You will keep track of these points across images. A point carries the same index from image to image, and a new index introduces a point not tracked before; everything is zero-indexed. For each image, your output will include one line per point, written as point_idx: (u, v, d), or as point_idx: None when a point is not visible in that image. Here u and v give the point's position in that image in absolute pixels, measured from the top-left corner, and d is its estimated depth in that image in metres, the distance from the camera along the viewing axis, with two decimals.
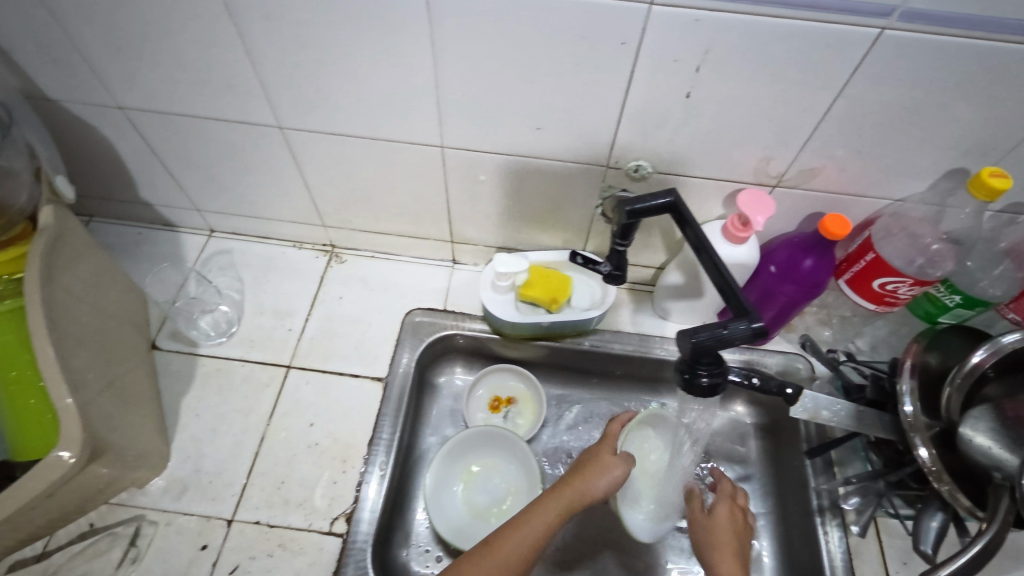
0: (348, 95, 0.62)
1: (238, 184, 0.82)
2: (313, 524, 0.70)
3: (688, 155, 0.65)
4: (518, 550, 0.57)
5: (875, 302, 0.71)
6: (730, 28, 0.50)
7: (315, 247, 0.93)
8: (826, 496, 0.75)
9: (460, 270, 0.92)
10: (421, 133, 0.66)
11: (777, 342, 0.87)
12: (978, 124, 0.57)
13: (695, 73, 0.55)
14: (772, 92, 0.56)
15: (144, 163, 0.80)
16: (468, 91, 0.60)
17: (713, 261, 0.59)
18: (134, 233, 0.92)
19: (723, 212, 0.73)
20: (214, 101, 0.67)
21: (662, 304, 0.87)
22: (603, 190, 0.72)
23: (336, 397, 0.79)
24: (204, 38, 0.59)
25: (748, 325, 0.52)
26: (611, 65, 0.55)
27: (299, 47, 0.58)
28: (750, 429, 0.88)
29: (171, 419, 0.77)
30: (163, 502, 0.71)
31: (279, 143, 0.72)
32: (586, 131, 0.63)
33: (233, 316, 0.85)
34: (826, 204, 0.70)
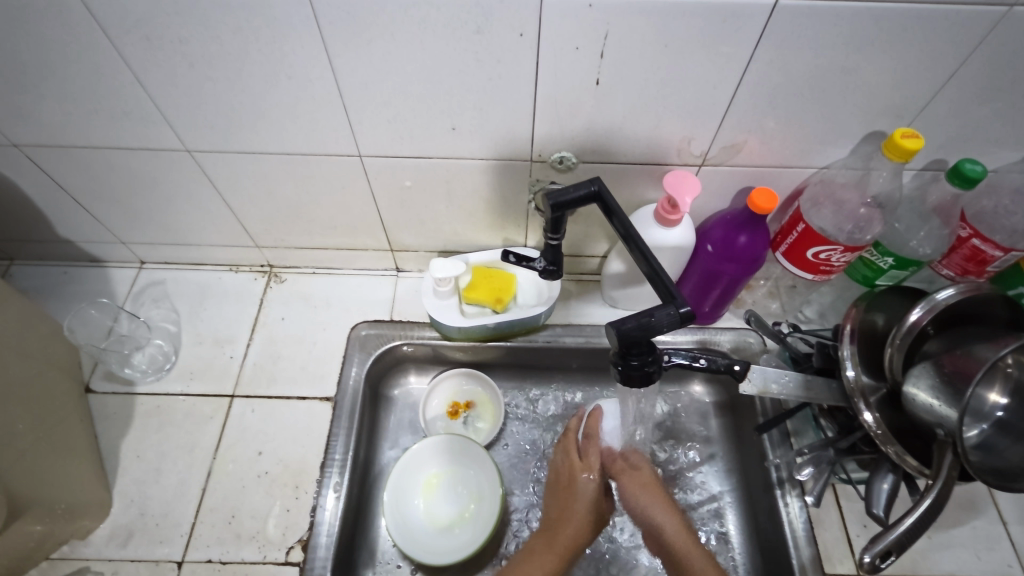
0: (253, 111, 0.60)
1: (160, 212, 0.79)
2: (268, 556, 0.68)
3: (610, 141, 0.64)
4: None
5: (813, 271, 0.71)
6: (624, 10, 0.49)
7: (252, 269, 0.90)
8: (784, 468, 0.75)
9: (404, 278, 0.90)
10: (336, 143, 0.65)
11: (727, 319, 0.87)
12: (887, 86, 0.57)
13: (599, 59, 0.54)
14: (680, 72, 0.55)
15: (55, 199, 0.76)
16: (375, 97, 0.58)
17: (640, 250, 0.57)
18: (59, 273, 0.88)
19: (655, 195, 0.73)
20: (115, 130, 0.64)
21: (610, 292, 0.86)
22: (532, 185, 0.71)
23: (284, 421, 0.77)
24: (89, 64, 0.56)
25: (675, 310, 0.51)
26: (512, 59, 0.54)
27: (192, 66, 0.55)
28: (710, 408, 0.88)
29: (111, 464, 0.73)
30: (107, 551, 0.68)
31: (193, 167, 0.70)
32: (503, 125, 0.62)
33: (169, 350, 0.82)
34: (755, 178, 0.70)
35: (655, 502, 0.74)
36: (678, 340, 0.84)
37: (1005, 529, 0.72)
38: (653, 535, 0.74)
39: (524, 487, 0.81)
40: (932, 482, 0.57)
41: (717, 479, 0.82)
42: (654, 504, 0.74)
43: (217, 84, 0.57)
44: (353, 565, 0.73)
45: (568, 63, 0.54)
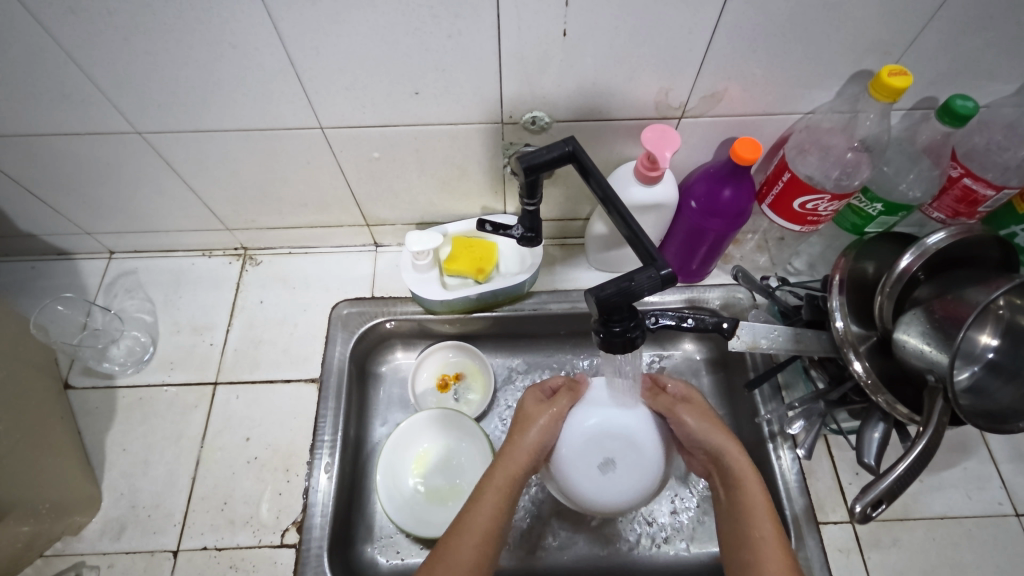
0: (199, 85, 0.57)
1: (120, 200, 0.75)
2: (263, 540, 0.68)
3: (583, 97, 0.61)
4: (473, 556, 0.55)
5: (799, 222, 0.69)
6: None
7: (226, 252, 0.87)
8: (776, 422, 0.74)
9: (384, 253, 0.88)
10: (293, 115, 0.61)
11: (716, 275, 0.86)
12: (872, 22, 0.54)
13: (564, 8, 0.50)
14: (652, 18, 0.52)
15: (8, 192, 0.72)
16: (329, 64, 0.54)
17: (619, 213, 0.55)
18: (27, 268, 0.86)
19: (635, 152, 0.69)
20: (56, 115, 0.60)
21: (595, 255, 0.84)
22: (505, 148, 0.68)
23: (270, 405, 0.76)
24: (15, 45, 0.52)
25: (656, 273, 0.50)
26: (471, 13, 0.50)
27: (127, 41, 0.52)
28: (701, 365, 0.87)
29: (97, 458, 0.72)
30: (101, 545, 0.68)
31: (147, 150, 0.66)
32: (469, 85, 0.58)
33: (147, 341, 0.80)
34: (738, 127, 0.67)
35: (704, 422, 0.65)
36: (666, 300, 0.83)
37: (997, 469, 0.73)
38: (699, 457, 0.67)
39: None
40: (923, 429, 0.56)
41: None
42: (701, 424, 0.65)
43: (158, 58, 0.53)
44: (352, 541, 0.74)
45: (530, 14, 0.51)
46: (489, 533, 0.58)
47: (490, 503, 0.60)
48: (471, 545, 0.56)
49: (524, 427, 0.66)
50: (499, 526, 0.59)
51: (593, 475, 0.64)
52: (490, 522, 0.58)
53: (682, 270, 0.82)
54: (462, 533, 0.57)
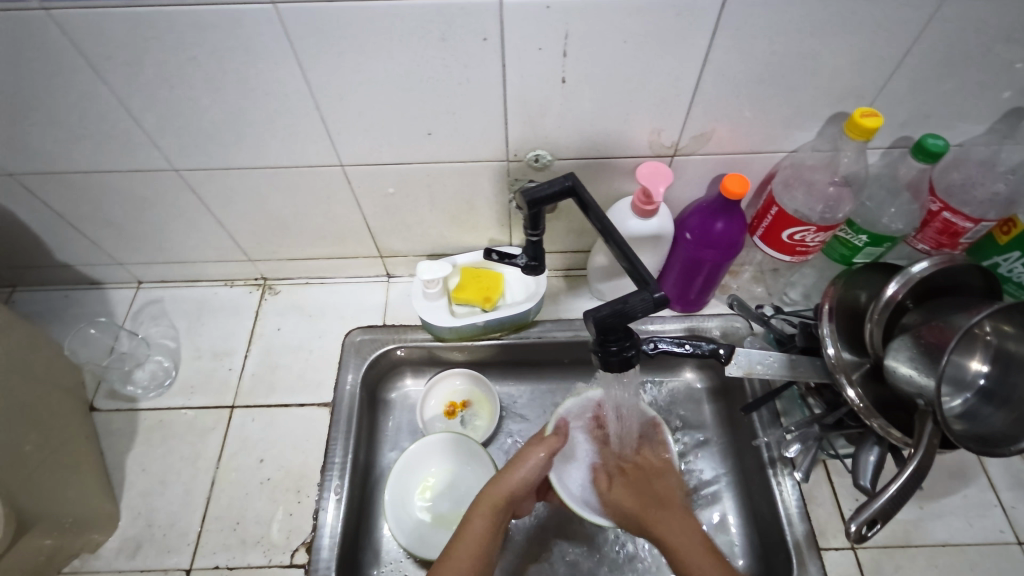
0: (232, 127, 0.63)
1: (151, 231, 0.81)
2: (273, 559, 0.69)
3: (582, 137, 0.66)
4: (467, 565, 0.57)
5: (789, 253, 0.73)
6: (581, 11, 0.51)
7: (247, 283, 0.92)
8: (775, 447, 0.76)
9: (396, 283, 0.92)
10: (317, 155, 0.67)
11: (714, 306, 0.89)
12: (843, 70, 0.59)
13: (563, 58, 0.56)
14: (642, 66, 0.57)
15: (51, 225, 0.78)
16: (350, 108, 0.60)
17: (616, 243, 0.59)
18: (60, 296, 0.91)
19: (632, 187, 0.74)
20: (102, 154, 0.66)
21: (597, 285, 0.87)
22: (511, 184, 0.73)
23: (284, 428, 0.79)
24: (71, 91, 0.58)
25: (649, 296, 0.53)
26: (478, 63, 0.56)
27: (171, 89, 0.58)
28: (703, 394, 0.89)
29: (118, 477, 0.75)
30: (118, 563, 0.69)
31: (181, 186, 0.72)
32: (477, 127, 0.64)
33: (170, 365, 0.84)
34: (727, 164, 0.71)
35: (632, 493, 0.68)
36: (666, 328, 0.86)
37: (997, 496, 0.73)
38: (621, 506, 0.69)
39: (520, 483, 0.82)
40: (913, 451, 0.58)
41: (712, 463, 0.83)
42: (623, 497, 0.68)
43: (198, 104, 0.60)
44: (358, 564, 0.75)
45: (532, 64, 0.56)
46: (480, 559, 0.59)
47: (479, 519, 0.61)
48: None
49: (523, 458, 0.67)
50: (485, 554, 0.59)
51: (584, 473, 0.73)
52: (475, 553, 0.59)
53: (679, 300, 0.85)
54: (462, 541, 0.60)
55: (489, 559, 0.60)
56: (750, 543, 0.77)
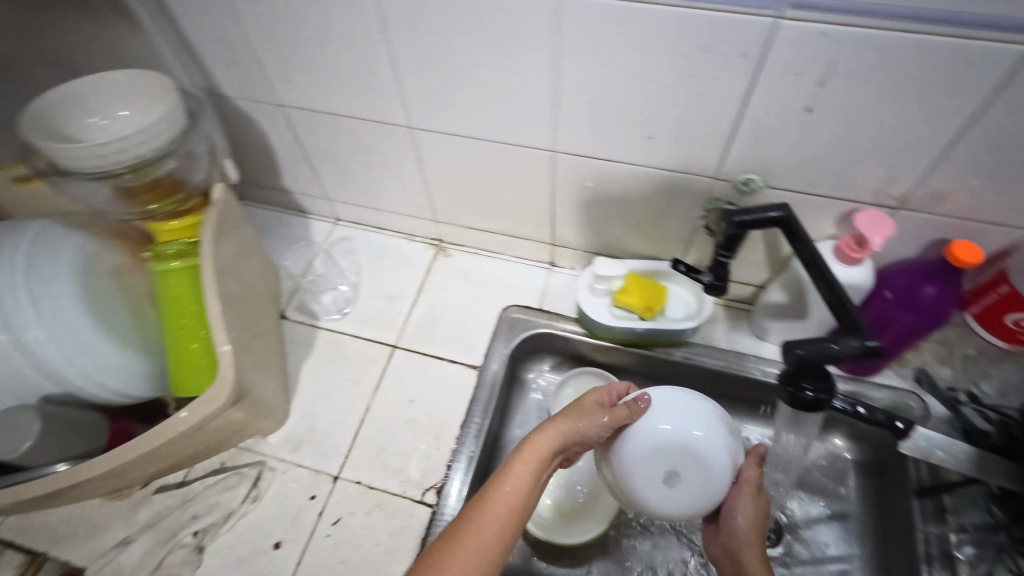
0: (473, 98, 0.69)
1: (364, 176, 0.91)
2: (407, 492, 0.75)
3: (803, 170, 0.64)
4: (495, 534, 0.51)
5: (1006, 339, 0.69)
6: (858, 44, 0.50)
7: (425, 240, 1.00)
8: (936, 544, 0.68)
9: (557, 272, 0.96)
10: (537, 138, 0.71)
11: (887, 376, 0.82)
12: None
13: (817, 87, 0.55)
14: (900, 109, 0.55)
15: (291, 154, 0.91)
16: (586, 100, 0.64)
17: (825, 278, 0.58)
18: (274, 217, 1.05)
19: (836, 232, 0.71)
20: (357, 102, 0.76)
21: (761, 322, 0.84)
22: (708, 202, 0.73)
23: (435, 378, 0.85)
24: (356, 45, 0.67)
25: (860, 342, 0.50)
26: (728, 78, 0.57)
27: (437, 56, 0.65)
28: (849, 466, 0.83)
29: (292, 380, 0.86)
30: (281, 452, 0.79)
31: (407, 142, 0.80)
32: (699, 140, 0.64)
33: (350, 296, 0.94)
34: (956, 230, 0.65)
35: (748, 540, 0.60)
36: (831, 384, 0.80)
37: None
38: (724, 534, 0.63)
39: None
40: None
41: (849, 540, 0.78)
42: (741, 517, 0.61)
43: (454, 73, 0.66)
44: None
45: (782, 87, 0.56)
46: (512, 520, 0.53)
47: (524, 464, 0.56)
48: (486, 548, 0.50)
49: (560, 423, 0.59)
50: (519, 518, 0.53)
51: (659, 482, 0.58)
52: (508, 513, 0.52)
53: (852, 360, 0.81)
54: (482, 510, 0.52)
55: (527, 510, 0.55)
56: None
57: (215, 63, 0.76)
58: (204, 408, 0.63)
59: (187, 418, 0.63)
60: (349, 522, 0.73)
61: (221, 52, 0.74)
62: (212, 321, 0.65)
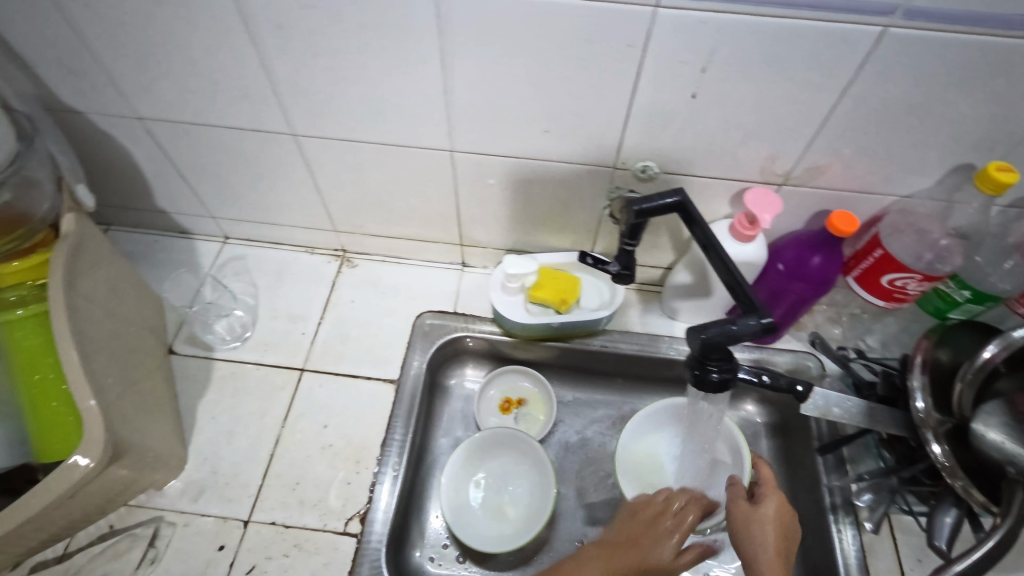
0: (357, 101, 0.64)
1: (249, 188, 0.83)
2: (328, 525, 0.71)
3: (696, 154, 0.65)
4: None
5: (884, 298, 0.71)
6: (735, 28, 0.51)
7: (327, 252, 0.94)
8: (839, 494, 0.74)
9: (469, 273, 0.93)
10: (430, 138, 0.68)
11: (786, 341, 0.87)
12: (984, 123, 0.57)
13: (701, 74, 0.55)
14: (776, 91, 0.57)
15: (160, 171, 0.81)
16: (478, 95, 0.61)
17: (722, 260, 0.60)
18: (150, 240, 0.95)
19: (730, 211, 0.74)
20: (228, 110, 0.68)
21: (671, 303, 0.86)
22: (611, 191, 0.73)
23: (349, 399, 0.80)
24: (218, 48, 0.60)
25: (758, 321, 0.53)
26: (616, 68, 0.56)
27: (312, 55, 0.59)
28: (761, 429, 0.88)
29: (188, 422, 0.78)
30: (180, 504, 0.72)
31: (291, 149, 0.74)
32: (593, 134, 0.64)
33: (247, 321, 0.86)
34: (832, 202, 0.70)
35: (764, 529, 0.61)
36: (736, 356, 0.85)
37: None
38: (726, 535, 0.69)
39: (571, 490, 0.82)
40: (1001, 521, 0.57)
41: None
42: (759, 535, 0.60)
43: (333, 75, 0.61)
44: (404, 543, 0.76)
45: (669, 75, 0.56)
46: None
47: None
48: None
49: None
50: None
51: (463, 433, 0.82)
52: None
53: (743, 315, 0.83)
54: None
55: None
56: None
57: (51, 72, 0.66)
58: (64, 479, 0.55)
59: (44, 493, 0.55)
60: (266, 568, 0.68)
61: (56, 60, 0.64)
62: (73, 375, 0.58)
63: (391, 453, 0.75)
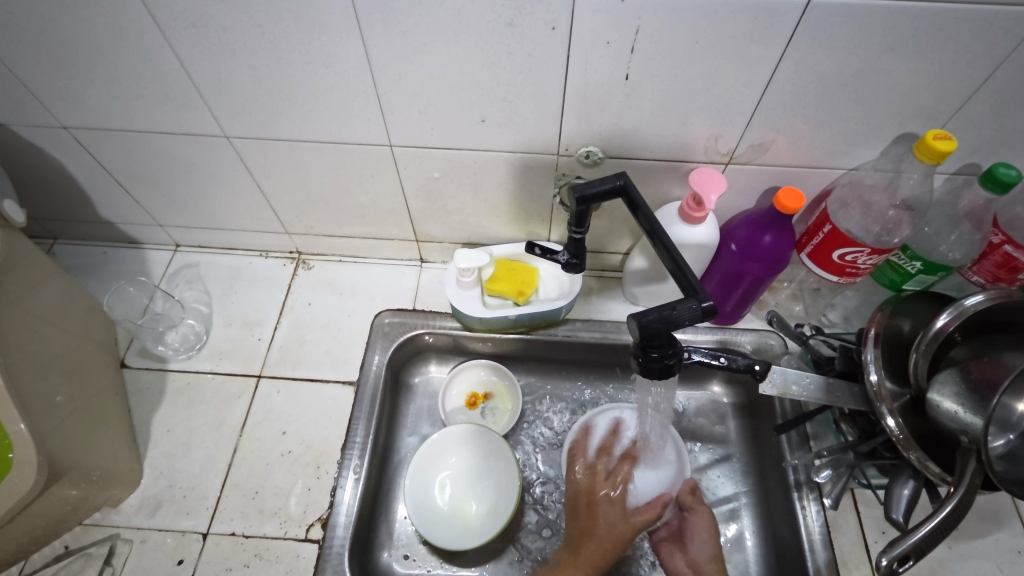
0: (286, 98, 0.62)
1: (191, 195, 0.81)
2: (289, 532, 0.70)
3: (637, 136, 0.64)
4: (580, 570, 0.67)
5: (837, 274, 0.71)
6: (656, 6, 0.50)
7: (282, 255, 0.92)
8: (802, 471, 0.75)
9: (428, 269, 0.92)
10: (366, 133, 0.66)
11: (749, 320, 0.87)
12: (921, 90, 0.57)
13: (629, 54, 0.54)
14: (708, 69, 0.56)
15: (98, 181, 0.79)
16: (409, 88, 0.60)
17: (666, 247, 0.57)
18: (99, 253, 0.93)
19: (680, 193, 0.73)
20: (156, 115, 0.66)
21: (631, 289, 0.86)
22: (557, 178, 0.72)
23: (308, 403, 0.79)
24: (134, 52, 0.58)
25: (697, 304, 0.51)
26: (543, 52, 0.55)
27: (231, 54, 0.57)
28: (728, 409, 0.87)
29: (142, 436, 0.77)
30: (137, 519, 0.71)
31: (228, 153, 0.72)
32: (530, 121, 0.63)
33: (200, 330, 0.85)
34: (780, 178, 0.69)
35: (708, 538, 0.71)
36: (699, 338, 0.84)
37: None
38: (689, 556, 0.70)
39: (538, 483, 0.81)
40: (953, 490, 0.56)
41: (733, 480, 0.82)
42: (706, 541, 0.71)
43: (257, 71, 0.59)
44: (372, 546, 0.75)
45: (597, 58, 0.55)
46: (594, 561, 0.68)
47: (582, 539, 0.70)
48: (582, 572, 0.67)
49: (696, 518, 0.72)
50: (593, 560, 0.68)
51: (433, 443, 0.79)
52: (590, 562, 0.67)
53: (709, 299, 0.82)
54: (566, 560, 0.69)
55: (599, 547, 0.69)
56: (765, 561, 0.76)
57: None
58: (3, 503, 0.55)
59: None
60: None
61: None
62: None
63: (349, 457, 0.73)
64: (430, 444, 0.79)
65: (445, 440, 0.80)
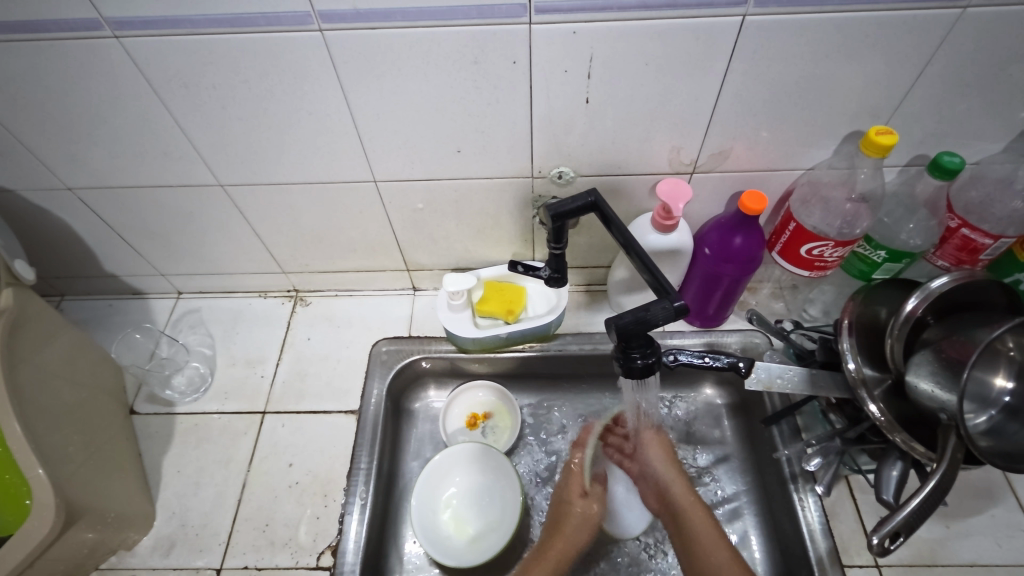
0: (274, 145, 0.67)
1: (191, 243, 0.85)
2: (300, 561, 0.72)
3: (605, 154, 0.69)
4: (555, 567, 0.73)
5: (808, 268, 0.74)
6: (605, 35, 0.54)
7: (280, 294, 0.96)
8: (796, 463, 0.76)
9: (421, 296, 0.95)
10: (351, 171, 0.71)
11: (733, 321, 0.90)
12: (860, 91, 0.61)
13: (586, 79, 0.59)
14: (661, 87, 0.60)
15: (102, 237, 0.84)
16: (387, 126, 0.64)
17: (640, 258, 0.61)
18: (105, 305, 0.97)
19: (652, 204, 0.77)
20: (155, 170, 0.71)
21: (616, 299, 0.89)
22: (535, 200, 0.76)
23: (313, 434, 0.81)
24: (131, 113, 0.63)
25: (670, 304, 0.55)
26: (507, 84, 0.59)
27: (222, 109, 0.62)
28: (722, 410, 0.89)
29: (154, 479, 0.79)
30: (152, 560, 0.73)
31: (223, 201, 0.76)
32: (503, 148, 0.67)
33: (205, 371, 0.88)
34: (744, 182, 0.74)
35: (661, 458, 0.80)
36: (686, 342, 0.87)
37: None
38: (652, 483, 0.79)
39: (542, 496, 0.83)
40: (936, 464, 0.57)
41: (732, 480, 0.84)
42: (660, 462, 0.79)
43: (246, 123, 0.64)
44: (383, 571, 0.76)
45: (558, 85, 0.59)
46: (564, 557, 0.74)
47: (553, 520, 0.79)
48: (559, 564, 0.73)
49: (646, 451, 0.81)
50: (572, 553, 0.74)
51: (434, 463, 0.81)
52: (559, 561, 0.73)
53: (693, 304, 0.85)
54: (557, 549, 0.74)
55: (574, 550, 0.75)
56: (771, 556, 0.77)
57: None
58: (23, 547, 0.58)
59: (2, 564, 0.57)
60: None
61: None
62: (16, 447, 0.61)
63: (354, 484, 0.75)
64: (432, 467, 0.81)
65: (445, 461, 0.82)
